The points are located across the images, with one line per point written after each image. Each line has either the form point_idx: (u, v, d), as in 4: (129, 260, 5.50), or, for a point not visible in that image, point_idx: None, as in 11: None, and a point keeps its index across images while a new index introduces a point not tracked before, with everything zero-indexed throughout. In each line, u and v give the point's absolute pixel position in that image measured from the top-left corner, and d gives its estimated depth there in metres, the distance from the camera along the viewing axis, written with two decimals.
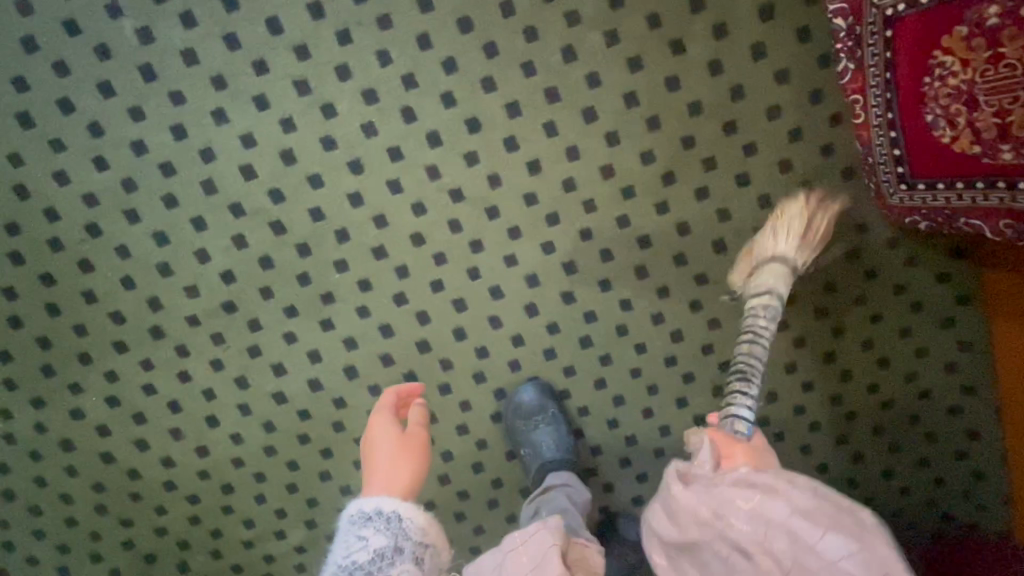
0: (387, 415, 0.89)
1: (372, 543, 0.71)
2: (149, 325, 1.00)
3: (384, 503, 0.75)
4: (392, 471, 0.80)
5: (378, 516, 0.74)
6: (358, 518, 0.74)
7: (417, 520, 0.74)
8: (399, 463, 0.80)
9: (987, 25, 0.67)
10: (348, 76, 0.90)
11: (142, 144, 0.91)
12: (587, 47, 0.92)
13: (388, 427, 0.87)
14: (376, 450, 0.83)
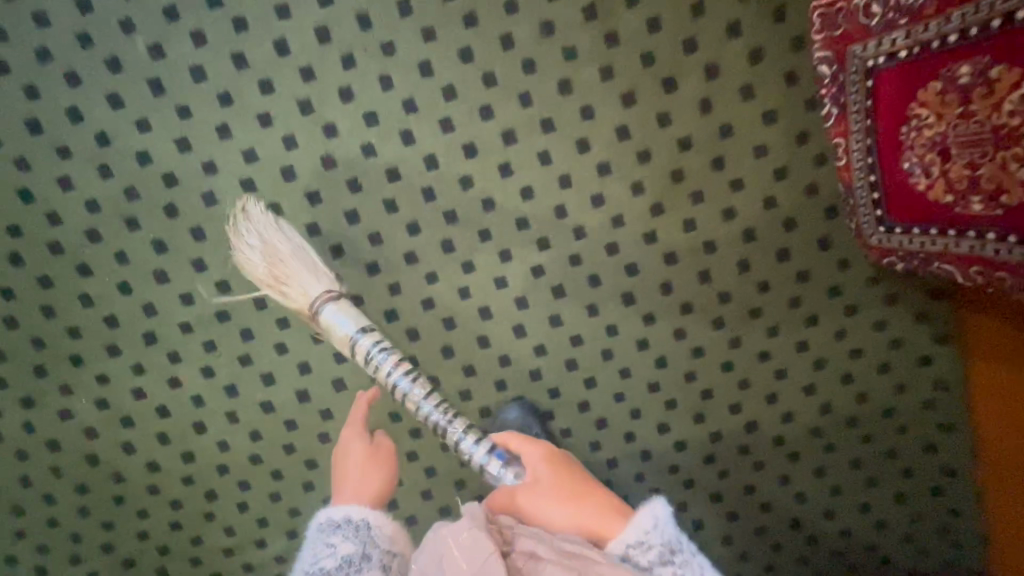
0: (359, 427, 0.82)
1: (339, 550, 0.67)
2: (107, 343, 0.88)
3: (353, 512, 0.71)
4: (363, 484, 0.76)
5: (346, 524, 0.70)
6: (327, 526, 0.70)
7: (384, 529, 0.71)
8: (367, 474, 0.77)
9: (960, 83, 0.62)
10: (309, 77, 0.79)
11: (105, 136, 0.80)
12: (584, 79, 0.80)
13: (360, 441, 0.81)
14: (347, 455, 0.80)
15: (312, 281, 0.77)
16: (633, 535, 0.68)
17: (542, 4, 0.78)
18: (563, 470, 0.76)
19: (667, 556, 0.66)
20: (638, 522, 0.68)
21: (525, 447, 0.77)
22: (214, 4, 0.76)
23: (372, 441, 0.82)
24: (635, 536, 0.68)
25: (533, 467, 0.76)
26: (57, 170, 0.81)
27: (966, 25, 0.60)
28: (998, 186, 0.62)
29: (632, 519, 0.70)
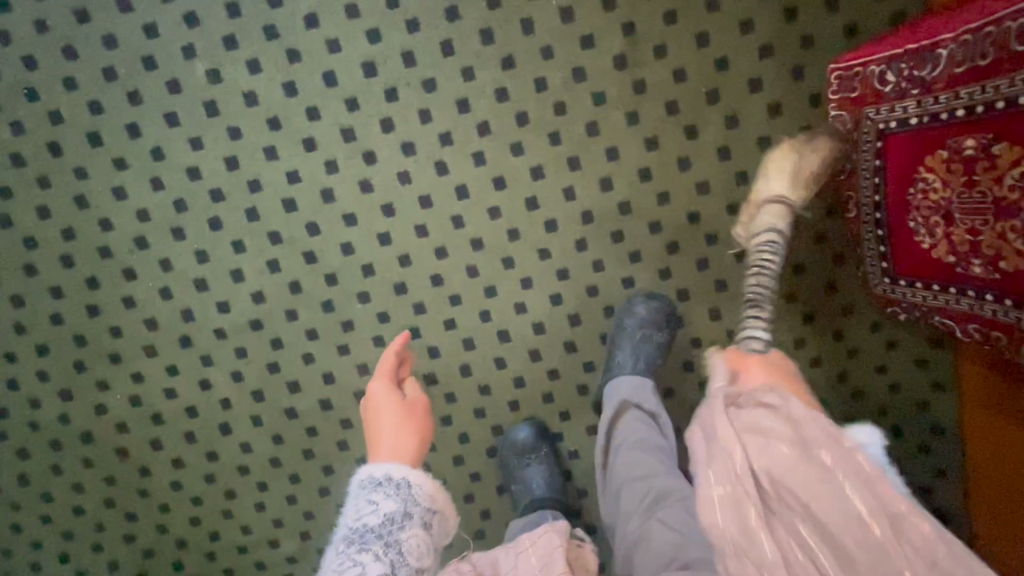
0: (386, 379, 0.81)
1: (382, 507, 0.65)
2: (144, 343, 0.93)
3: (393, 470, 0.69)
4: (401, 442, 0.73)
5: (387, 482, 0.68)
6: (368, 483, 0.68)
7: (425, 488, 0.68)
8: (400, 429, 0.75)
9: (965, 154, 0.65)
10: (353, 106, 0.84)
11: (160, 151, 0.85)
12: (610, 123, 0.85)
13: (388, 392, 0.79)
14: (378, 414, 0.77)
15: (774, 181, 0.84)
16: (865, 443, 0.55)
17: (576, 52, 0.83)
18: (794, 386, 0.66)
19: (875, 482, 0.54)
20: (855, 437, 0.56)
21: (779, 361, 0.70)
22: (270, 36, 0.82)
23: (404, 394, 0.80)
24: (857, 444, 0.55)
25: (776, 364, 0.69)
26: (113, 180, 0.86)
27: (972, 102, 0.63)
28: (997, 254, 0.65)
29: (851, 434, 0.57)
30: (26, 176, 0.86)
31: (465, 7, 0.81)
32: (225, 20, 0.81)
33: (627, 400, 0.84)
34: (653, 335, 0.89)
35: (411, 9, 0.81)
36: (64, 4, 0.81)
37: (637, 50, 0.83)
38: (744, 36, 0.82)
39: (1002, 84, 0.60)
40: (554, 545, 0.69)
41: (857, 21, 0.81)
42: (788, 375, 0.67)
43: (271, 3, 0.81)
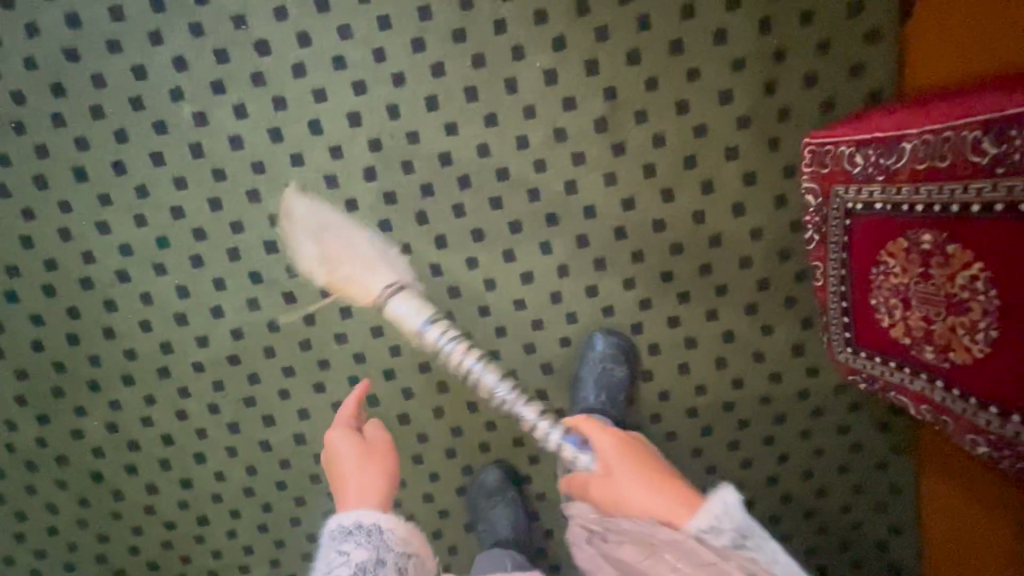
0: (344, 425, 0.82)
1: (353, 557, 0.66)
2: (123, 372, 0.94)
3: (363, 516, 0.70)
4: (367, 485, 0.75)
5: (358, 530, 0.69)
6: (338, 532, 0.69)
7: (397, 532, 0.70)
8: (364, 471, 0.76)
9: (922, 247, 0.67)
10: (336, 155, 0.86)
11: (145, 189, 0.87)
12: (589, 182, 0.87)
13: (348, 437, 0.81)
14: (339, 458, 0.78)
15: (383, 274, 0.83)
16: (702, 521, 0.62)
17: (558, 113, 0.84)
18: (638, 463, 0.72)
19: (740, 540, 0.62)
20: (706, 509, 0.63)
21: (593, 432, 0.77)
22: (257, 82, 0.83)
23: (364, 436, 0.81)
24: (706, 522, 0.62)
25: (603, 452, 0.75)
26: (96, 215, 0.88)
27: (930, 200, 0.65)
28: (947, 345, 0.67)
29: (703, 504, 0.64)
30: (10, 207, 0.87)
31: (450, 64, 0.82)
32: (213, 65, 0.82)
33: None
34: (614, 369, 0.91)
35: (397, 64, 0.82)
36: (54, 42, 0.81)
37: (618, 114, 0.84)
38: (723, 105, 0.84)
39: (957, 189, 0.62)
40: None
41: (834, 95, 0.82)
42: (629, 458, 0.73)
43: (259, 51, 0.82)
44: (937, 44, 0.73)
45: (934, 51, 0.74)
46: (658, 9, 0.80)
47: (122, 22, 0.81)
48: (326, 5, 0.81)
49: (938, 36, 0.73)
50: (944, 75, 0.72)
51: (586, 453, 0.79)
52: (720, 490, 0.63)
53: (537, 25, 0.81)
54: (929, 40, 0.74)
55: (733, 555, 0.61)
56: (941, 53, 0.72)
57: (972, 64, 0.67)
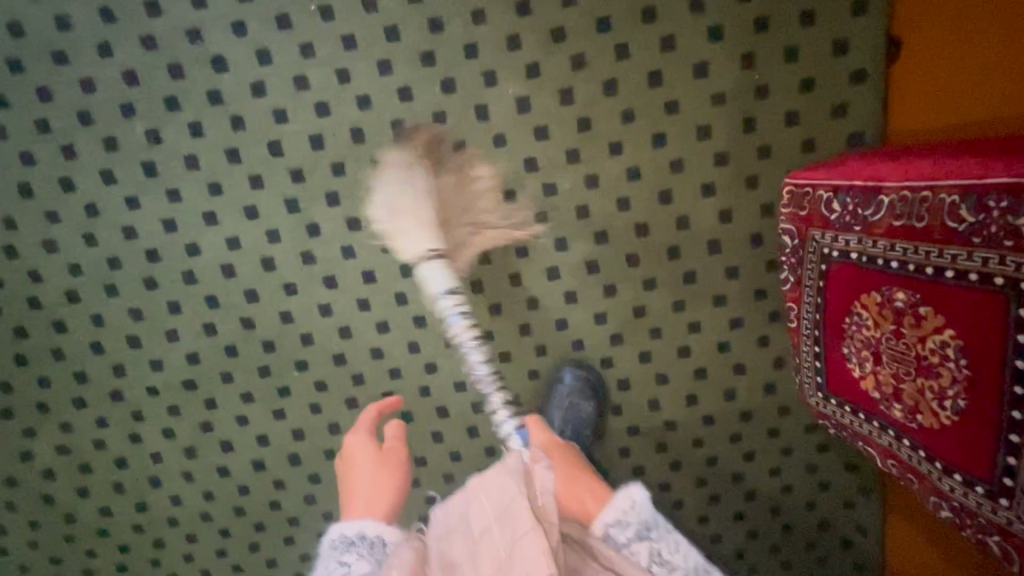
0: (365, 429, 0.76)
1: (355, 569, 0.57)
2: (74, 395, 0.91)
3: (367, 527, 0.62)
4: (376, 495, 0.66)
5: (361, 541, 0.61)
6: (339, 543, 0.61)
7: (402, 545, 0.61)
8: (377, 482, 0.68)
9: (894, 303, 0.65)
10: (298, 178, 0.82)
11: (95, 207, 0.82)
12: (560, 215, 0.84)
13: (365, 445, 0.73)
14: (354, 465, 0.71)
15: None
16: (611, 515, 0.60)
17: (530, 143, 0.81)
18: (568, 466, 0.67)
19: (644, 535, 0.58)
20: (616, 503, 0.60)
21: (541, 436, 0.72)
22: (214, 101, 0.79)
23: (382, 442, 0.74)
24: (613, 515, 0.60)
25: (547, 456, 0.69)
26: (43, 233, 0.83)
27: (904, 258, 0.62)
28: (916, 405, 0.64)
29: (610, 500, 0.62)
30: None
31: (418, 88, 0.79)
32: (167, 81, 0.78)
33: None
34: (581, 404, 0.87)
35: (362, 85, 0.78)
36: None
37: (592, 146, 0.81)
38: (700, 141, 0.81)
39: (931, 252, 0.59)
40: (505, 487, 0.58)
41: (815, 135, 0.79)
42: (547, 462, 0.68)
43: (216, 68, 0.78)
44: (923, 94, 0.71)
45: (918, 101, 0.72)
46: (637, 38, 0.77)
47: (69, 32, 0.76)
48: (288, 22, 0.76)
49: (923, 87, 0.71)
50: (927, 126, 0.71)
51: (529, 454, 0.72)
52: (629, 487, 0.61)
53: (510, 50, 0.77)
54: (914, 88, 0.72)
55: (638, 547, 0.58)
56: (926, 103, 0.71)
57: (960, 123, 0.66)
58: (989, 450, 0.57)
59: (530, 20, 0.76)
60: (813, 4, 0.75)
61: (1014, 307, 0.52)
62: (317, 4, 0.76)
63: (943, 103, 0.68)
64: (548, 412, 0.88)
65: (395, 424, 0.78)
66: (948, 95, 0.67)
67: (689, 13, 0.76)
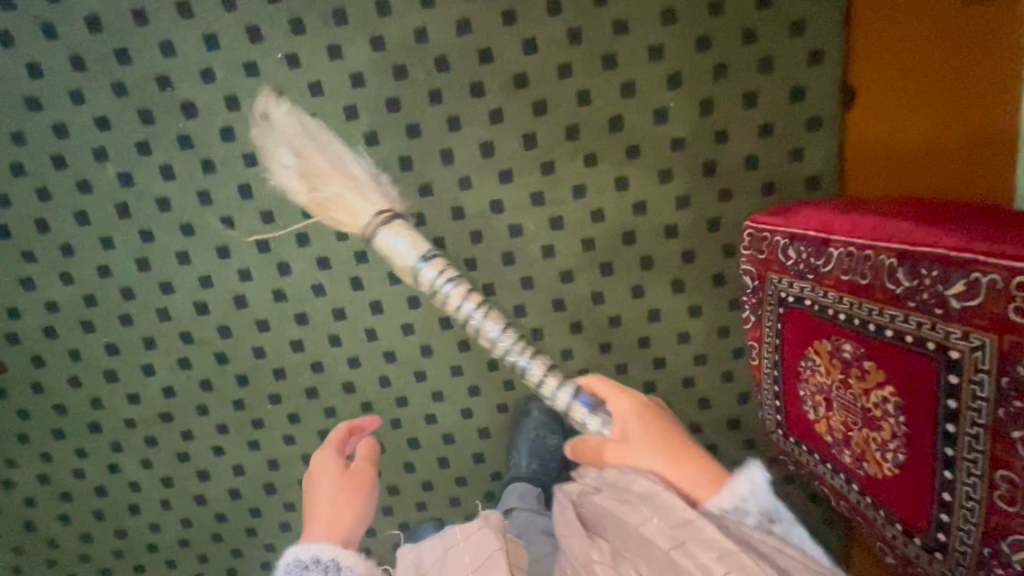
0: (334, 448, 0.75)
1: None
2: (53, 426, 0.93)
3: (323, 551, 0.62)
4: (337, 516, 0.67)
5: (315, 566, 0.61)
6: (294, 566, 0.61)
7: (358, 569, 0.61)
8: (337, 504, 0.67)
9: (843, 353, 0.65)
10: (268, 220, 0.84)
11: (70, 248, 0.84)
12: (526, 255, 0.86)
13: (331, 464, 0.72)
14: (317, 483, 0.70)
15: None
16: (725, 499, 0.58)
17: (494, 186, 0.82)
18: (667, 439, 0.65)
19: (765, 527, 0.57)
20: (734, 485, 0.58)
21: (614, 397, 0.68)
22: (185, 145, 0.80)
23: (350, 461, 0.74)
24: (729, 501, 0.57)
25: (623, 417, 0.67)
26: (20, 272, 0.85)
27: (851, 312, 0.63)
28: (861, 453, 0.65)
29: (728, 483, 0.59)
30: None
31: (384, 133, 0.80)
32: (138, 126, 0.79)
33: (511, 506, 0.82)
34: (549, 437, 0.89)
35: (329, 130, 0.80)
36: None
37: (555, 188, 0.82)
38: (662, 184, 0.82)
39: (874, 309, 0.60)
40: (488, 540, 0.62)
41: (775, 178, 0.80)
42: (652, 427, 0.66)
43: (185, 113, 0.79)
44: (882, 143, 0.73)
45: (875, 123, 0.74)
46: (598, 85, 0.78)
47: (41, 79, 0.78)
48: (255, 68, 0.78)
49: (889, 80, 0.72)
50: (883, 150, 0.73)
51: (597, 418, 0.69)
52: (748, 469, 0.58)
53: (473, 96, 0.79)
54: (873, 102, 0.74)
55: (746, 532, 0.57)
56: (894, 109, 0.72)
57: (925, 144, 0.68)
58: (924, 504, 0.58)
59: (492, 67, 0.77)
60: (771, 50, 0.76)
61: (945, 373, 0.53)
62: (283, 52, 0.77)
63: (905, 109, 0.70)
64: (518, 428, 0.92)
65: (365, 443, 0.77)
66: (916, 106, 0.69)
67: (649, 61, 0.77)
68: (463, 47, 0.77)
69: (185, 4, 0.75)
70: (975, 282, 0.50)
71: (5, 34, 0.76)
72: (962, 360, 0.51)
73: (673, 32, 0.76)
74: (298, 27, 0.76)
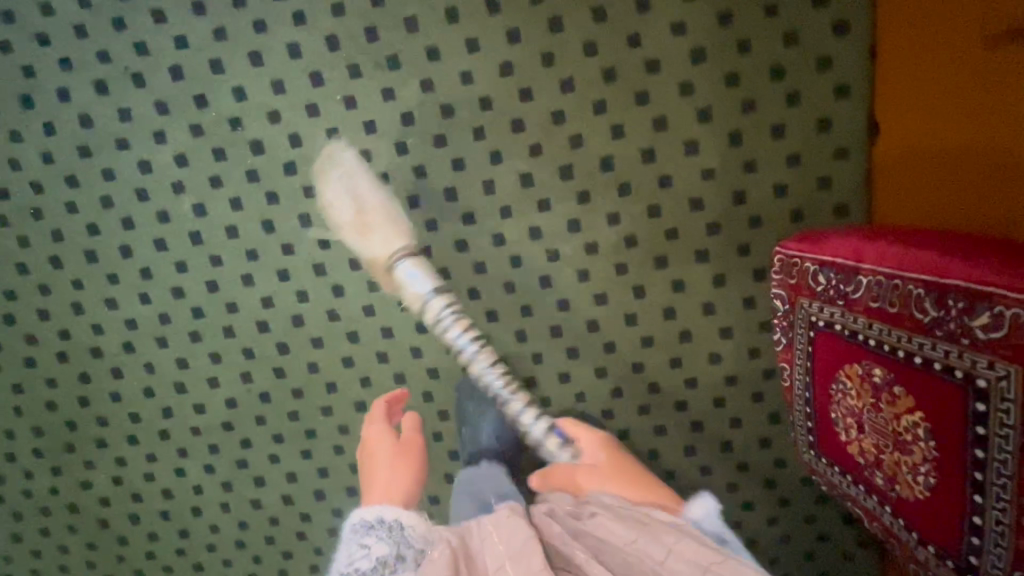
0: (381, 421, 0.86)
1: (373, 551, 0.63)
2: (128, 432, 1.02)
3: (385, 513, 0.68)
4: (392, 480, 0.75)
5: (380, 524, 0.67)
6: (360, 526, 0.67)
7: (416, 530, 0.66)
8: (394, 470, 0.77)
9: (873, 376, 0.67)
10: (325, 246, 0.91)
11: (150, 271, 0.93)
12: (562, 277, 0.90)
13: (383, 437, 0.83)
14: (374, 454, 0.80)
15: None
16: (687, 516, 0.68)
17: (533, 214, 0.88)
18: (617, 460, 0.80)
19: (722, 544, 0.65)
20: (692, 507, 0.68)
21: (580, 432, 0.84)
22: (252, 179, 0.89)
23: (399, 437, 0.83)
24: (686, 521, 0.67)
25: (591, 451, 0.82)
26: (105, 293, 0.95)
27: (880, 338, 0.66)
28: (892, 476, 0.67)
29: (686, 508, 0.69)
30: (29, 284, 0.95)
31: (431, 166, 0.87)
32: (211, 162, 0.88)
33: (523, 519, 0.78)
34: None
35: (381, 164, 0.87)
36: (69, 140, 0.88)
37: (591, 216, 0.87)
38: (693, 212, 0.86)
39: (903, 336, 0.63)
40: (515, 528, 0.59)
41: (804, 206, 0.84)
42: (615, 458, 0.80)
43: (253, 150, 0.87)
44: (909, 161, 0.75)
45: (899, 149, 0.76)
46: (631, 120, 0.83)
47: (130, 121, 0.87)
48: (316, 110, 0.85)
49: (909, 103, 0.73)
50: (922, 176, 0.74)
51: (567, 450, 0.82)
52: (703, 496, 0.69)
53: (514, 132, 0.85)
54: (895, 129, 0.76)
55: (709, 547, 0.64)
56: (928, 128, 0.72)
57: (970, 136, 0.66)
58: (955, 527, 0.60)
59: (532, 104, 0.83)
60: (798, 86, 0.80)
61: (972, 400, 0.56)
62: (342, 95, 0.84)
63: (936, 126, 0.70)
64: (463, 407, 0.95)
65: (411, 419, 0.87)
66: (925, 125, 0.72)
67: (680, 97, 0.81)
68: (505, 87, 0.83)
69: (255, 53, 0.84)
70: (999, 315, 0.53)
71: (101, 83, 0.86)
72: (988, 389, 0.54)
73: (703, 70, 0.80)
74: (355, 71, 0.83)
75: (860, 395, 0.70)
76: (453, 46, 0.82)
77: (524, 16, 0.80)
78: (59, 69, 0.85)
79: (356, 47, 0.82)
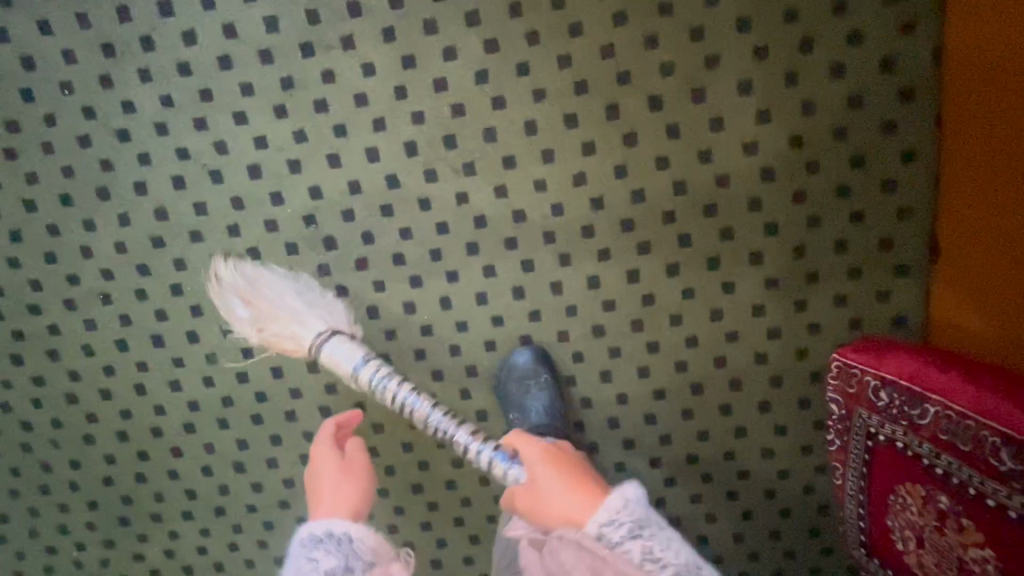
0: (327, 439, 0.77)
1: (322, 565, 0.62)
2: (184, 507, 1.03)
3: (335, 525, 0.66)
4: (341, 498, 0.70)
5: (328, 538, 0.64)
6: (308, 540, 0.64)
7: (368, 541, 0.65)
8: (341, 489, 0.70)
9: (940, 501, 0.69)
10: (391, 336, 0.93)
11: (215, 355, 0.95)
12: (621, 372, 0.93)
13: (328, 452, 0.75)
14: (318, 474, 0.73)
15: None
16: (603, 514, 0.62)
17: (597, 313, 0.90)
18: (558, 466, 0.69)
19: (638, 532, 0.61)
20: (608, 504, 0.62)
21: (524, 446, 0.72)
22: (323, 273, 0.90)
23: (345, 453, 0.76)
24: (607, 515, 0.62)
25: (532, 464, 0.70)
26: (170, 375, 0.96)
27: (948, 471, 0.68)
28: None
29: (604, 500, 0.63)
30: (93, 365, 0.96)
31: (500, 267, 0.89)
32: (283, 256, 0.90)
33: None
34: None
35: (451, 263, 0.89)
36: (143, 232, 0.89)
37: (654, 317, 0.90)
38: (754, 317, 0.89)
39: (975, 475, 0.65)
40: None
41: (862, 315, 0.87)
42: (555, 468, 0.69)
43: (326, 245, 0.89)
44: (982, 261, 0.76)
45: (967, 264, 0.78)
46: (698, 230, 0.86)
47: (204, 215, 0.88)
48: (390, 210, 0.87)
49: (978, 223, 0.75)
50: (985, 285, 0.75)
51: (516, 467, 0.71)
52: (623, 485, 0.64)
53: (584, 237, 0.87)
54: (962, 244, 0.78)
55: (631, 543, 0.60)
56: (989, 248, 0.74)
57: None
58: None
59: (602, 213, 0.86)
60: (862, 206, 0.83)
61: None
62: (417, 197, 0.86)
63: (993, 235, 0.73)
64: (504, 389, 0.91)
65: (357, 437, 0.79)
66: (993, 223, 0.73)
67: (748, 209, 0.84)
68: (578, 195, 0.85)
69: (333, 155, 0.85)
70: None
71: (178, 178, 0.87)
72: None
73: (772, 187, 0.83)
74: (431, 175, 0.85)
75: (925, 514, 0.72)
76: (529, 156, 0.84)
77: (600, 131, 0.83)
78: (137, 164, 0.86)
79: (433, 152, 0.84)
